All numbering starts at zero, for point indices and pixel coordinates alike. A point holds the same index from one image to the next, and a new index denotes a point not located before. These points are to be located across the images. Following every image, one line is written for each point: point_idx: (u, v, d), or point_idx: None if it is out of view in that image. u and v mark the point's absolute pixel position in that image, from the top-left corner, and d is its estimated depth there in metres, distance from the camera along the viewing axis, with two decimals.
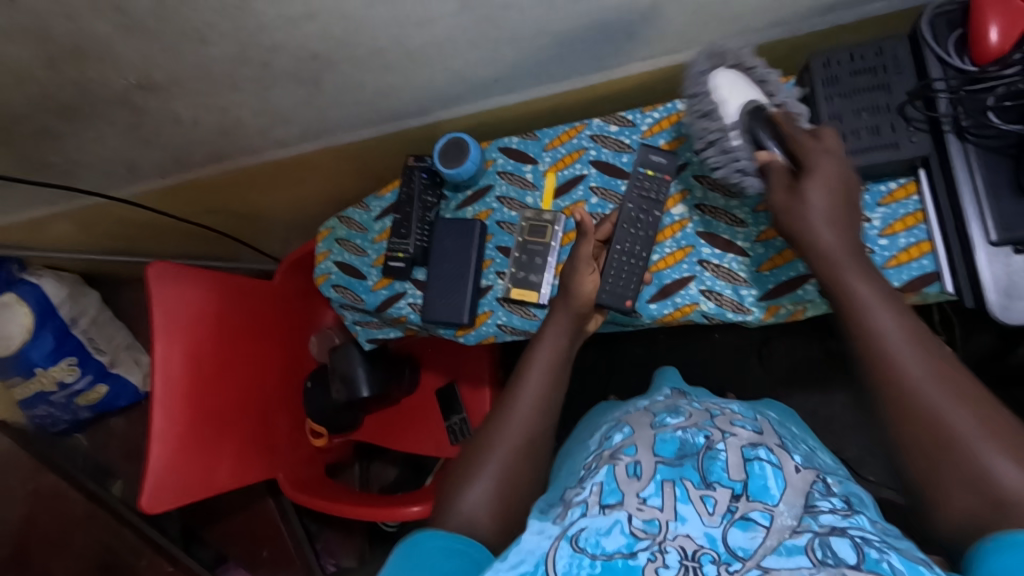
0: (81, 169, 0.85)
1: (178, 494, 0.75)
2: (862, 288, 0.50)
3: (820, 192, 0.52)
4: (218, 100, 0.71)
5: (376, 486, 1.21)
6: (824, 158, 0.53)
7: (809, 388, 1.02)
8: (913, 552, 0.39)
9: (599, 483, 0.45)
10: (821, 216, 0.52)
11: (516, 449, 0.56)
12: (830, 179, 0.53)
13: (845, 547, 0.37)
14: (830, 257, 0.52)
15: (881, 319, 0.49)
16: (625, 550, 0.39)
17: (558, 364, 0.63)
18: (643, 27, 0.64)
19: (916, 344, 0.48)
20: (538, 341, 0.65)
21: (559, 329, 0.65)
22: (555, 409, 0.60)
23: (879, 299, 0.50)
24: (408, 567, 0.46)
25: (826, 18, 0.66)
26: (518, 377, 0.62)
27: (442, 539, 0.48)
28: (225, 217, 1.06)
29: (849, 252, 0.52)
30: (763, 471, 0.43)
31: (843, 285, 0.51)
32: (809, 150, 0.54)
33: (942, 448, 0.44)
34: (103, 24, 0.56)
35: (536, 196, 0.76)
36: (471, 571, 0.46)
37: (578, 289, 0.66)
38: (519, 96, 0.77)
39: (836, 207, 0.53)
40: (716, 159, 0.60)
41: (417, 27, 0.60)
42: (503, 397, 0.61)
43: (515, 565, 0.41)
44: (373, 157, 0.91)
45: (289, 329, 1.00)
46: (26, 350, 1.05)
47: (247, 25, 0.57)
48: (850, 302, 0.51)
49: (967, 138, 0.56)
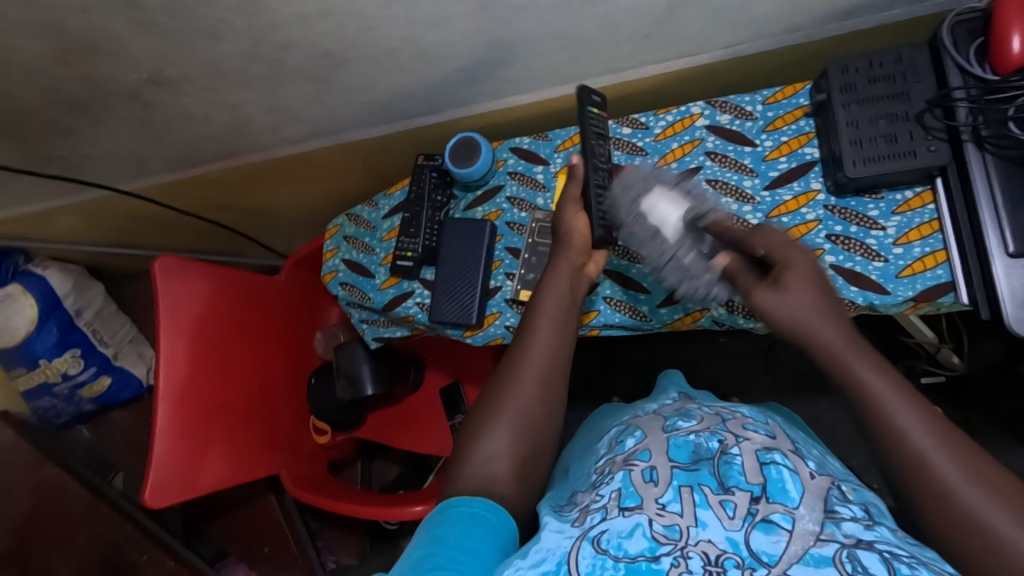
0: (89, 163, 0.85)
1: (177, 490, 0.74)
2: (867, 376, 0.48)
3: (800, 286, 0.52)
4: (229, 97, 0.71)
5: (378, 484, 1.21)
6: (794, 253, 0.54)
7: (815, 394, 1.01)
8: (938, 565, 0.39)
9: (617, 489, 0.44)
10: (810, 309, 0.51)
11: (530, 412, 0.55)
12: (807, 273, 0.53)
13: (876, 561, 0.37)
14: (830, 351, 0.50)
15: (892, 405, 0.46)
16: (648, 553, 0.39)
17: (564, 311, 0.61)
18: (658, 30, 0.63)
19: (929, 418, 0.45)
20: (543, 285, 0.63)
21: (563, 273, 0.63)
22: (564, 368, 0.58)
23: (888, 385, 0.47)
24: (429, 543, 0.45)
25: (843, 25, 0.66)
26: (525, 329, 0.60)
27: (467, 508, 0.48)
28: (232, 212, 1.05)
29: (844, 338, 0.50)
30: (781, 475, 0.43)
31: (850, 372, 0.48)
32: (777, 248, 0.54)
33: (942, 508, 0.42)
34: (117, 19, 0.56)
35: (546, 197, 0.76)
36: (494, 548, 0.46)
37: (568, 228, 0.65)
38: (530, 96, 0.77)
39: (820, 301, 0.52)
40: (675, 274, 0.65)
41: (431, 27, 0.59)
42: (513, 345, 0.60)
43: (536, 563, 0.41)
44: (381, 155, 0.90)
45: (294, 326, 0.99)
46: (31, 342, 1.05)
47: (260, 22, 0.57)
48: (857, 386, 0.48)
49: (986, 148, 0.55)
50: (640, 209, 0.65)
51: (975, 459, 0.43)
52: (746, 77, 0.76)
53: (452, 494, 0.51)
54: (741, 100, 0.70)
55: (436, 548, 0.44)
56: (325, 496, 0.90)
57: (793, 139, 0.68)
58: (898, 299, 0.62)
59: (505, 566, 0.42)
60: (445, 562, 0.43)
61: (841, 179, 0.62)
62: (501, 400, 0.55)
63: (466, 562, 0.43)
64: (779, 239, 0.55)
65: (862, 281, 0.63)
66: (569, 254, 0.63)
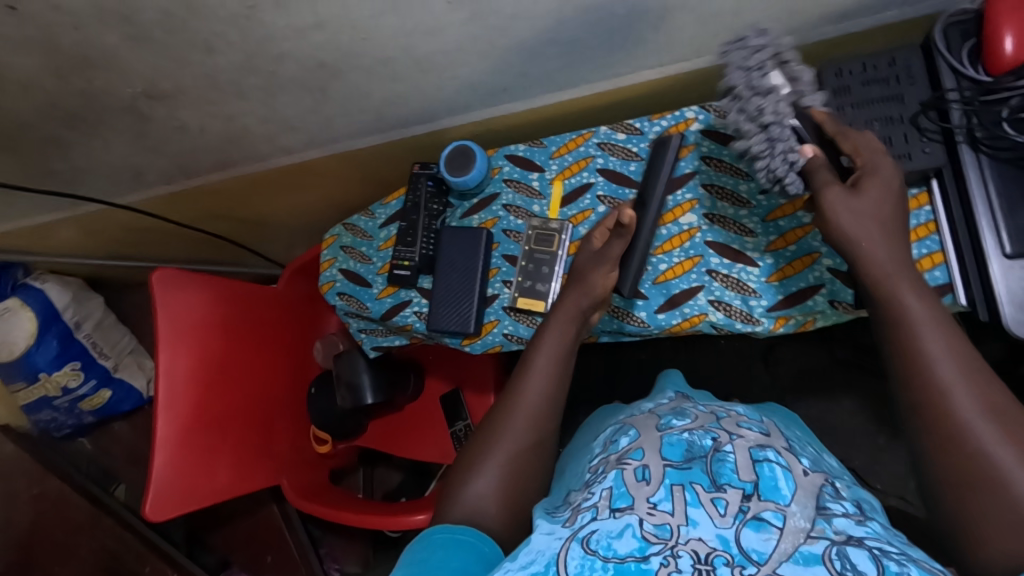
0: (86, 176, 0.85)
1: (179, 501, 0.74)
2: (911, 303, 0.49)
3: (874, 196, 0.52)
4: (224, 109, 0.71)
5: (380, 491, 1.20)
6: (885, 166, 0.53)
7: (817, 394, 1.01)
8: (929, 562, 0.39)
9: (608, 488, 0.44)
10: (875, 217, 0.51)
11: (530, 433, 0.56)
12: (887, 187, 0.52)
13: (864, 559, 0.37)
14: (880, 270, 0.51)
15: (931, 339, 0.48)
16: (638, 554, 0.39)
17: (566, 352, 0.61)
18: (653, 36, 0.63)
19: (968, 371, 0.47)
20: (543, 334, 0.62)
21: (567, 319, 0.63)
22: (564, 393, 0.60)
23: (930, 316, 0.48)
24: (415, 564, 0.46)
25: (838, 27, 0.65)
26: (526, 366, 0.60)
27: (452, 534, 0.48)
28: (230, 222, 1.06)
29: (901, 264, 0.51)
30: (773, 473, 0.42)
31: (894, 298, 0.50)
32: (864, 152, 0.54)
33: (954, 452, 0.45)
34: (111, 35, 0.56)
35: (542, 205, 0.76)
36: (481, 564, 0.46)
37: (592, 285, 0.64)
38: (525, 103, 0.77)
39: (888, 208, 0.52)
40: (761, 147, 0.53)
41: (425, 36, 0.59)
42: (513, 379, 0.60)
43: (525, 565, 0.41)
44: (378, 163, 0.90)
45: (293, 336, 0.99)
46: (31, 355, 1.05)
47: (255, 35, 0.57)
48: (900, 316, 0.49)
49: (981, 150, 0.55)
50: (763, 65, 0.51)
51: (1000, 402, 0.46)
52: None
53: (450, 510, 0.51)
54: None
55: (423, 568, 0.45)
56: (326, 506, 0.89)
57: None
58: None
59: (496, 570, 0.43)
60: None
61: None
62: (503, 420, 0.57)
63: None
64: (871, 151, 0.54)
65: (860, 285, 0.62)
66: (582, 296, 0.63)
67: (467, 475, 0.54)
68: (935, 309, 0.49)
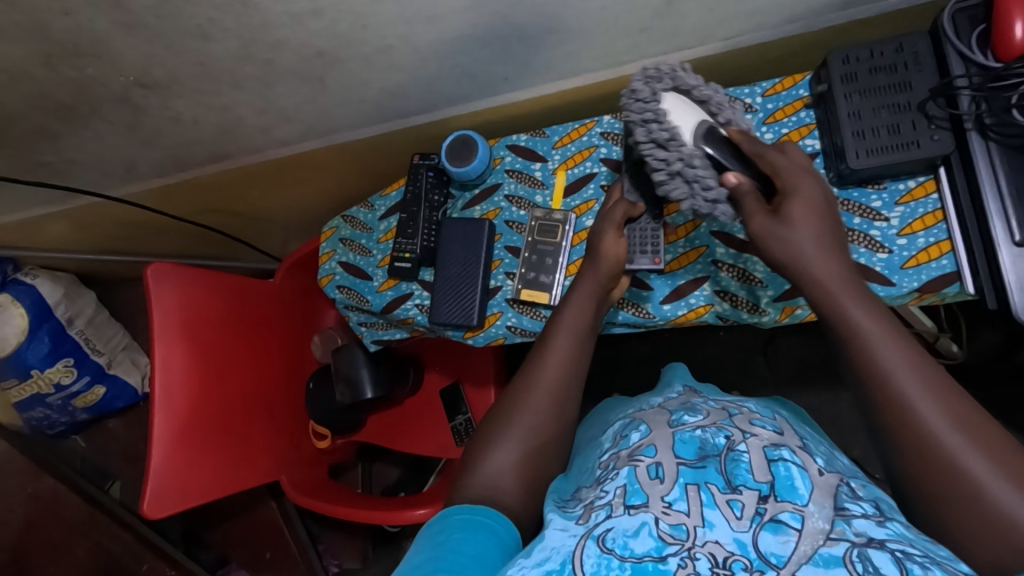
0: (77, 168, 0.83)
1: (179, 498, 0.73)
2: (861, 319, 0.47)
3: (803, 210, 0.51)
4: (220, 99, 0.70)
5: (380, 485, 1.20)
6: (801, 179, 0.52)
7: (817, 384, 1.01)
8: (952, 565, 0.38)
9: (622, 485, 0.43)
10: (808, 240, 0.50)
11: (541, 428, 0.54)
12: (813, 199, 0.51)
13: (887, 563, 0.36)
14: (823, 289, 0.49)
15: (885, 352, 0.45)
16: (655, 553, 0.38)
17: (584, 329, 0.59)
18: (657, 23, 0.62)
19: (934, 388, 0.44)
20: (557, 317, 0.61)
21: (585, 298, 0.60)
22: (578, 379, 0.58)
23: (881, 330, 0.46)
24: (432, 547, 0.45)
25: (843, 14, 0.65)
26: (544, 346, 0.59)
27: (469, 514, 0.47)
28: (225, 216, 1.04)
29: (842, 280, 0.49)
30: (789, 472, 0.42)
31: (841, 316, 0.48)
32: (785, 173, 0.53)
33: (914, 453, 0.43)
34: (102, 21, 0.55)
35: (545, 195, 0.75)
36: (496, 550, 0.45)
37: (602, 250, 0.61)
38: (527, 92, 0.76)
39: (823, 231, 0.51)
40: (681, 190, 0.55)
41: (425, 24, 0.58)
42: (531, 358, 0.59)
43: (539, 562, 0.40)
44: (376, 154, 0.89)
45: (291, 329, 0.98)
46: (22, 353, 1.03)
47: (250, 21, 0.55)
48: (850, 332, 0.47)
49: (990, 136, 0.55)
50: (661, 107, 0.55)
51: (964, 406, 0.43)
52: (746, 68, 0.75)
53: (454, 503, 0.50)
54: (742, 92, 0.69)
55: (438, 552, 0.44)
56: (326, 502, 0.89)
57: (794, 131, 0.67)
58: (904, 291, 0.61)
59: (509, 566, 0.42)
60: (448, 565, 0.42)
61: (844, 171, 0.61)
62: (509, 412, 0.55)
63: (471, 565, 0.42)
64: (794, 166, 0.53)
65: (867, 273, 0.62)
66: (599, 275, 0.61)
67: (472, 466, 0.53)
68: (887, 321, 0.47)
